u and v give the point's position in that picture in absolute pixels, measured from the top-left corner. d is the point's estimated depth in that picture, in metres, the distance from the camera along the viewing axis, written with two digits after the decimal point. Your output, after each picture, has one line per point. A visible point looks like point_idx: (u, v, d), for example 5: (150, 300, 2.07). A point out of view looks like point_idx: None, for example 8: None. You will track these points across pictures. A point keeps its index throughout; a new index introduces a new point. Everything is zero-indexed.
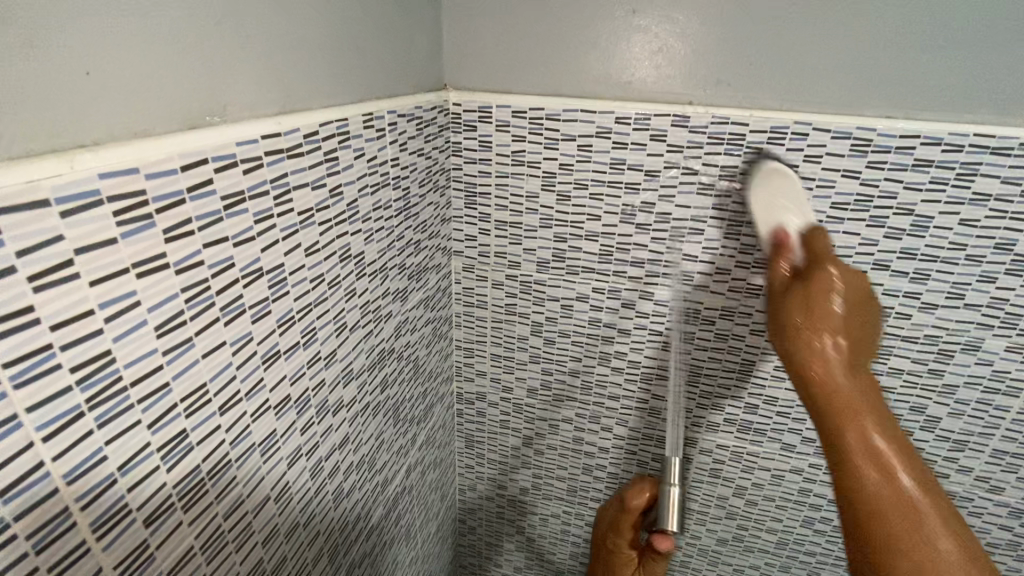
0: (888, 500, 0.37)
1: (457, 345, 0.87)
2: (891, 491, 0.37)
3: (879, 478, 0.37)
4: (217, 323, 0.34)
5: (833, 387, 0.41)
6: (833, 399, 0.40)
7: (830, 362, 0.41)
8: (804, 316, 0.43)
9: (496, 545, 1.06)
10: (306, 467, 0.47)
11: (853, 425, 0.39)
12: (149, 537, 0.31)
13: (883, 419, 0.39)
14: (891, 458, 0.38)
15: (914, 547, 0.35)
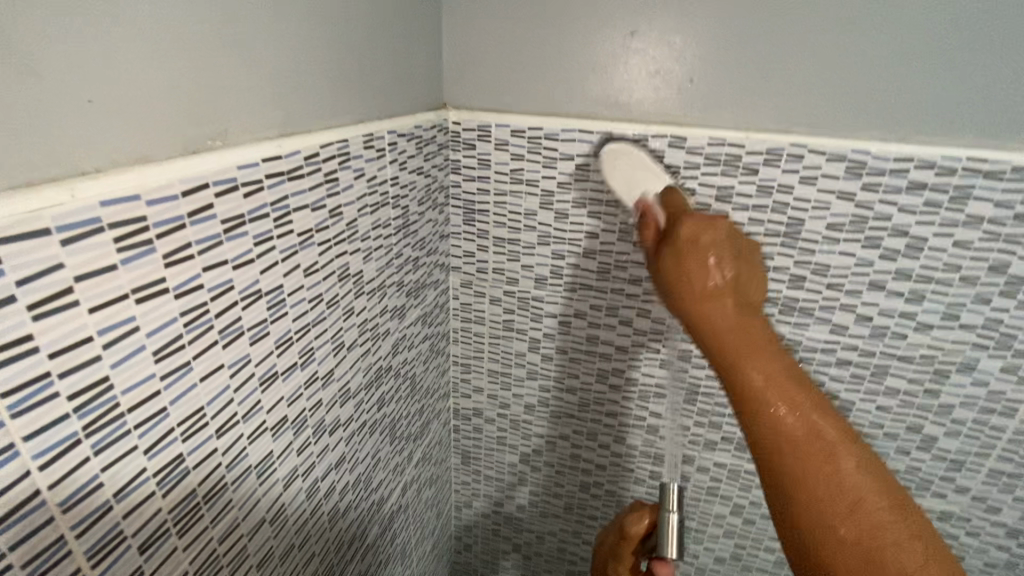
0: (793, 437, 0.36)
1: (455, 361, 0.87)
2: (798, 427, 0.36)
3: (785, 414, 0.36)
4: (215, 346, 0.34)
5: (723, 331, 0.40)
6: (729, 343, 0.40)
7: (721, 307, 0.41)
8: (694, 269, 0.43)
9: (493, 563, 1.05)
10: (302, 489, 0.46)
11: (752, 363, 0.38)
12: (143, 564, 0.31)
13: (775, 353, 0.39)
14: (788, 392, 0.37)
15: (823, 482, 0.35)
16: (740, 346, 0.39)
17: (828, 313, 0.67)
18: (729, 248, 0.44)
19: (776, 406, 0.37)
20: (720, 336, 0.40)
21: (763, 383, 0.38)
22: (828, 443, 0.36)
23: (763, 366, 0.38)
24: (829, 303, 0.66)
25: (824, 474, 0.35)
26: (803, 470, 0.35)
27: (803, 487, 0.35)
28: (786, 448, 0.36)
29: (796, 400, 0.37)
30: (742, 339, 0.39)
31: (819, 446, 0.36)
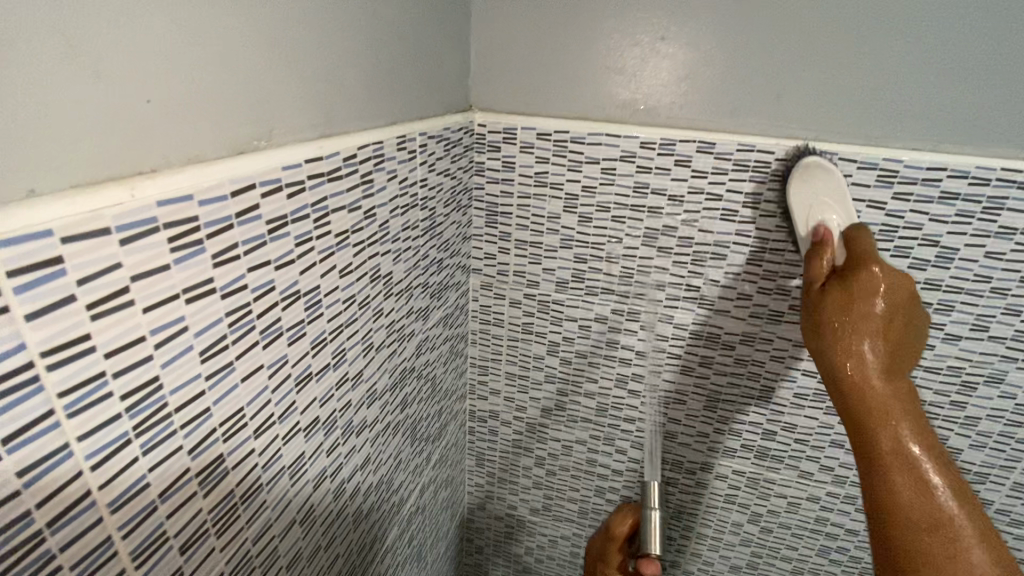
0: (920, 512, 0.39)
1: (472, 363, 0.87)
2: (920, 503, 0.39)
3: (915, 489, 0.39)
4: (256, 347, 0.34)
5: (870, 392, 0.43)
6: (876, 410, 0.42)
7: (878, 374, 0.43)
8: (848, 324, 0.45)
9: (504, 565, 1.05)
10: (329, 489, 0.46)
11: (887, 427, 0.41)
12: (183, 564, 0.31)
13: (921, 431, 0.41)
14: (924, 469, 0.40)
15: (943, 558, 0.37)
16: (883, 418, 0.42)
17: None
18: (902, 305, 0.45)
19: (907, 479, 0.40)
20: (864, 400, 0.43)
21: (895, 451, 0.41)
22: (952, 528, 0.38)
23: (896, 433, 0.41)
24: None
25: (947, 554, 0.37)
26: (926, 541, 0.38)
27: (919, 554, 0.38)
28: (911, 518, 0.39)
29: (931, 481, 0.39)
30: (894, 412, 0.42)
31: (945, 527, 0.38)
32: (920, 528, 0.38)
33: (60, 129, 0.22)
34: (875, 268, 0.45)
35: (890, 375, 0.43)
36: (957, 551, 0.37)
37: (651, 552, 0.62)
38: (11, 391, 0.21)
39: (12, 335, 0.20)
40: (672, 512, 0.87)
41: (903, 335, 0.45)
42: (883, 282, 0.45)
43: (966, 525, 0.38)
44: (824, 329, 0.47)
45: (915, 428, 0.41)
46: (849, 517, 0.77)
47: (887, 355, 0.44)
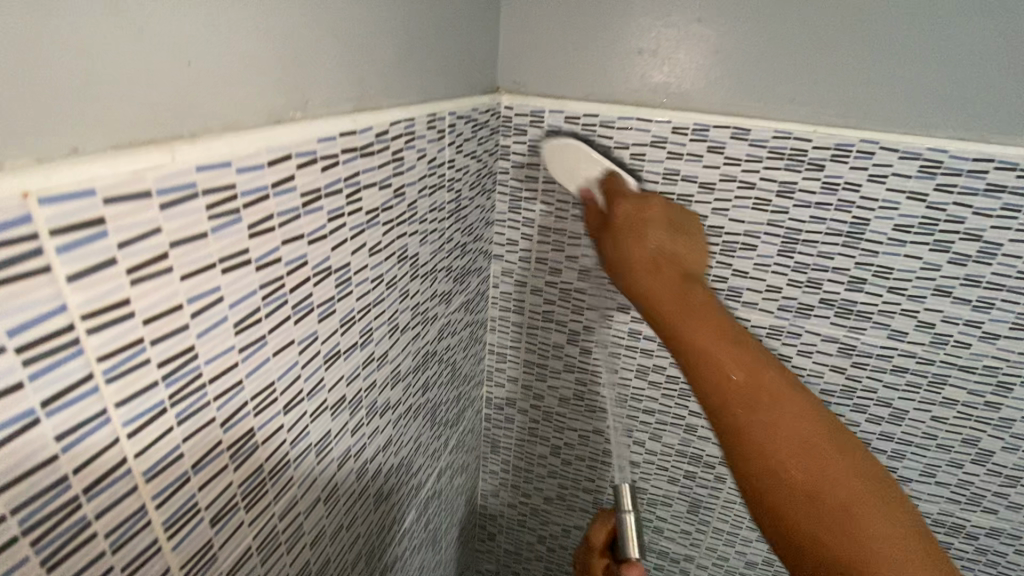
0: (746, 401, 0.36)
1: (490, 351, 0.86)
2: (736, 375, 0.37)
3: (739, 378, 0.37)
4: (288, 321, 0.33)
5: (657, 289, 0.44)
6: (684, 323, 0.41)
7: (678, 293, 0.43)
8: (636, 247, 0.47)
9: (516, 553, 1.05)
10: (353, 469, 0.46)
11: (681, 313, 0.41)
12: (213, 537, 0.30)
13: (725, 326, 0.40)
14: (721, 339, 0.39)
15: (768, 421, 0.35)
16: (692, 323, 0.41)
17: (886, 318, 0.64)
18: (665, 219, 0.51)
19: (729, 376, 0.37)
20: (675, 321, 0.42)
21: (695, 331, 0.40)
22: (784, 399, 0.35)
23: (689, 318, 0.41)
24: (888, 308, 0.63)
25: (792, 437, 0.34)
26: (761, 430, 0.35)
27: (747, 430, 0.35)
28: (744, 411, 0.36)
29: (750, 365, 0.37)
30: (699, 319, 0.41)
31: (776, 404, 0.35)
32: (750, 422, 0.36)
33: (103, 86, 0.22)
34: (621, 202, 0.52)
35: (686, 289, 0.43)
36: (773, 407, 0.35)
37: (630, 555, 0.57)
38: (54, 353, 0.20)
39: (55, 296, 0.20)
40: (689, 505, 0.86)
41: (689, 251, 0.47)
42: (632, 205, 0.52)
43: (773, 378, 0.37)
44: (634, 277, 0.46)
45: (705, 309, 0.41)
46: None
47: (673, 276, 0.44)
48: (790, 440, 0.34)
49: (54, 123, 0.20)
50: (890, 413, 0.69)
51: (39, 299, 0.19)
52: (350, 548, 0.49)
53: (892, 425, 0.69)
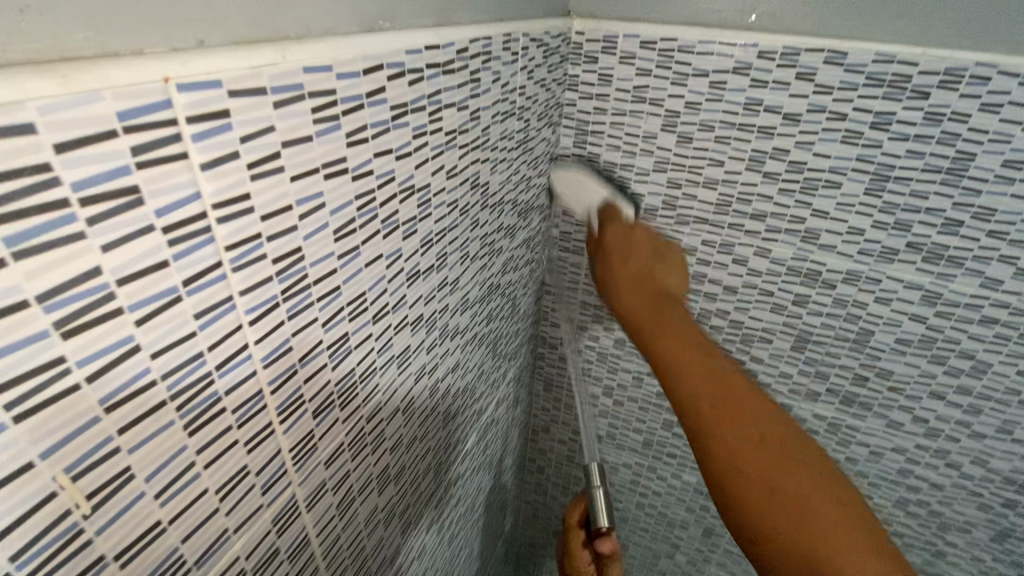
0: (745, 445, 0.35)
1: (547, 291, 0.86)
2: (717, 387, 0.37)
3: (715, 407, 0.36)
4: (378, 235, 0.34)
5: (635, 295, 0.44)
6: (676, 357, 0.39)
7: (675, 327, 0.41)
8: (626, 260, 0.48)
9: (563, 486, 1.09)
10: (426, 386, 0.49)
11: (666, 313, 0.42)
12: (315, 429, 0.33)
13: (720, 362, 0.39)
14: (705, 350, 0.39)
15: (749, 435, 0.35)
16: (678, 362, 0.38)
17: (980, 265, 0.59)
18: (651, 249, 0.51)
19: (733, 423, 0.36)
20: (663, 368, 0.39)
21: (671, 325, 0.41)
22: (763, 417, 0.36)
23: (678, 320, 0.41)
24: (984, 253, 0.59)
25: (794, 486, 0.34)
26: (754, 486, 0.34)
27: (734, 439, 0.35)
28: (720, 425, 0.36)
29: (724, 410, 0.36)
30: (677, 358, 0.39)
31: (764, 443, 0.35)
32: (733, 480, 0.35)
33: None
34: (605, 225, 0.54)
35: (676, 333, 0.40)
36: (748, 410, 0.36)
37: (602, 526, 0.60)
38: (192, 237, 0.22)
39: (191, 183, 0.21)
40: None
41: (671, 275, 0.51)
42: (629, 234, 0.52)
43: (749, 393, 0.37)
44: (631, 320, 0.43)
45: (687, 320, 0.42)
46: (936, 471, 0.74)
47: (661, 316, 0.41)
48: (778, 474, 0.34)
49: (182, 13, 0.21)
50: (972, 366, 0.65)
51: (177, 183, 0.21)
52: (422, 459, 0.53)
53: (972, 378, 0.65)
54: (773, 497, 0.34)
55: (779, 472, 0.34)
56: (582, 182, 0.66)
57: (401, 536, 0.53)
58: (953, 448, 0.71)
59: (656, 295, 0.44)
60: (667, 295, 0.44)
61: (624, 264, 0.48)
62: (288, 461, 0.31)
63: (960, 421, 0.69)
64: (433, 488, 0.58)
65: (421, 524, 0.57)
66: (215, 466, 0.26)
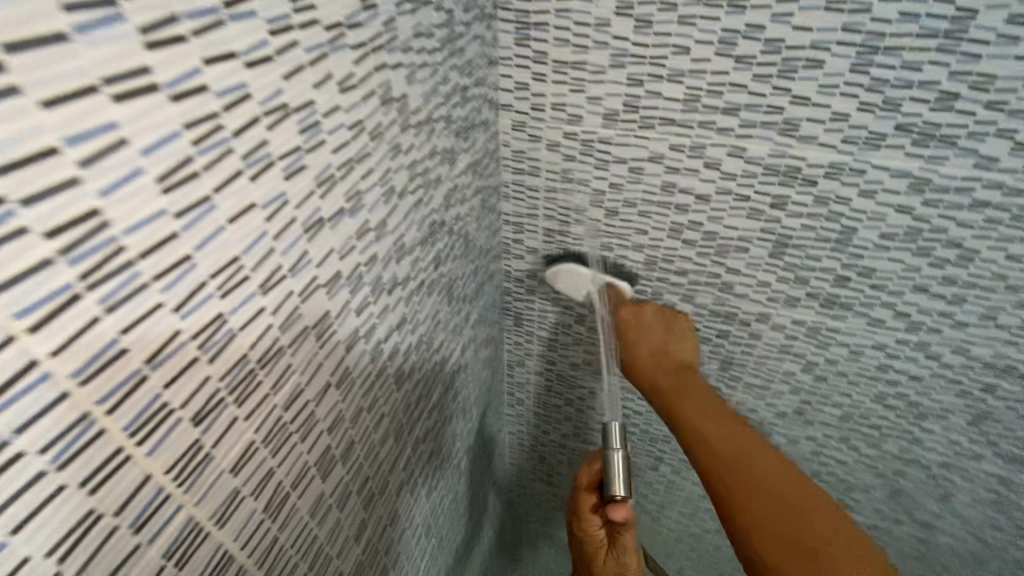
0: (740, 474, 0.56)
1: (505, 221, 0.78)
2: (722, 445, 0.60)
3: (736, 487, 0.56)
4: (240, 178, 0.25)
5: (661, 384, 0.70)
6: (695, 419, 0.64)
7: (697, 404, 0.65)
8: (644, 352, 0.73)
9: (546, 415, 1.07)
10: (364, 350, 0.41)
11: (680, 399, 0.67)
12: (202, 438, 0.26)
13: (728, 423, 0.63)
14: (716, 415, 0.64)
15: (751, 476, 0.56)
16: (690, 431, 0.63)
17: (975, 143, 0.53)
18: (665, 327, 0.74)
19: (744, 483, 0.56)
20: (685, 421, 0.64)
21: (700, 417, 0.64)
22: (749, 447, 0.59)
23: (690, 404, 0.66)
24: (979, 130, 0.52)
25: (770, 486, 0.55)
26: (732, 479, 0.56)
27: (740, 481, 0.56)
28: (727, 477, 0.57)
29: (733, 441, 0.60)
30: (697, 417, 0.64)
31: (748, 466, 0.57)
32: (741, 491, 0.55)
33: None
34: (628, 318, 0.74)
35: (692, 394, 0.67)
36: (745, 448, 0.59)
37: (618, 495, 0.59)
38: None
39: None
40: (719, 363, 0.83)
41: (687, 350, 0.75)
42: (655, 334, 0.73)
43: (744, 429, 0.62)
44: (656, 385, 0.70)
45: (701, 401, 0.66)
46: (914, 364, 0.72)
47: (688, 395, 0.66)
48: (766, 483, 0.55)
49: None
50: (958, 255, 0.61)
51: None
52: (376, 427, 0.46)
53: (958, 267, 0.62)
54: (773, 501, 0.54)
55: (770, 486, 0.55)
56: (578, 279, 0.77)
57: (365, 510, 0.47)
58: (934, 340, 0.69)
59: (673, 371, 0.71)
60: (683, 369, 0.72)
61: (650, 347, 0.73)
62: (167, 485, 0.25)
63: (942, 312, 0.66)
64: (399, 450, 0.53)
65: (389, 489, 0.52)
66: (32, 526, 0.19)
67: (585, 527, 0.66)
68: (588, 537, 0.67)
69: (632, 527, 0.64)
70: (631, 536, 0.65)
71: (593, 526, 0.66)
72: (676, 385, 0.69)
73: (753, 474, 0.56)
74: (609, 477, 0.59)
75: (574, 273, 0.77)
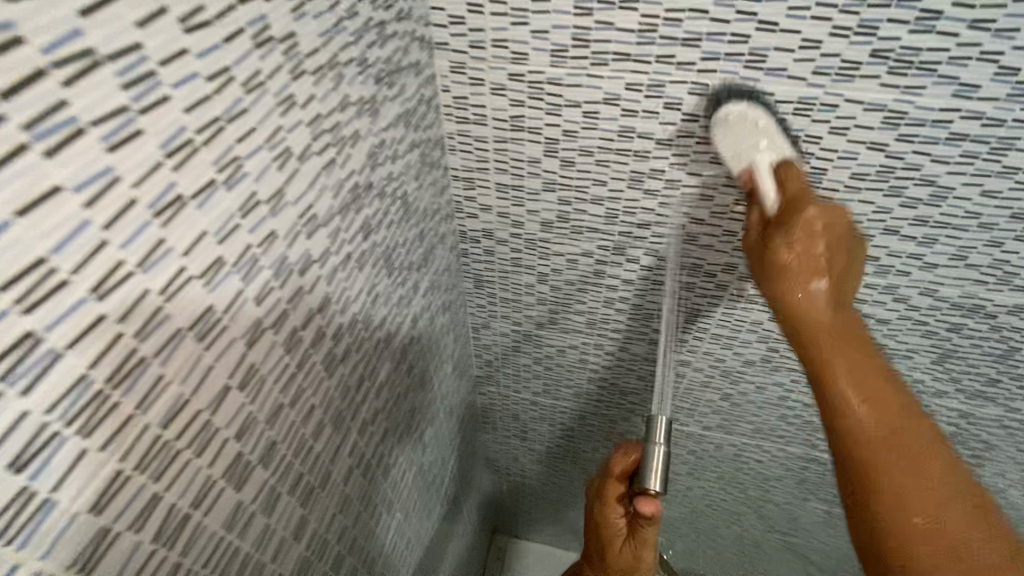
0: (878, 451, 0.39)
1: (454, 177, 0.70)
2: (877, 425, 0.40)
3: (865, 447, 0.40)
4: (26, 157, 0.19)
5: (805, 308, 0.46)
6: (821, 350, 0.45)
7: (848, 357, 0.43)
8: (796, 283, 0.47)
9: (516, 375, 1.04)
10: (275, 342, 0.36)
11: (823, 337, 0.45)
12: (32, 481, 0.21)
13: (895, 392, 0.42)
14: (883, 388, 0.41)
15: (890, 454, 0.39)
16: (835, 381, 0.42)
17: (956, 70, 0.48)
18: (840, 235, 0.47)
19: (886, 454, 0.39)
20: (833, 377, 0.43)
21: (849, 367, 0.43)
22: (909, 433, 0.40)
23: (840, 351, 0.44)
24: (963, 55, 0.47)
25: (919, 475, 0.38)
26: (891, 473, 0.38)
27: (859, 435, 0.40)
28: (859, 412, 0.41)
29: (893, 425, 0.40)
30: (856, 379, 0.42)
31: (902, 458, 0.39)
32: (897, 486, 0.38)
33: None
34: (801, 214, 0.46)
35: (850, 345, 0.44)
36: (904, 439, 0.39)
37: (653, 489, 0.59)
38: None
39: None
40: (687, 316, 0.79)
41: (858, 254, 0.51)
42: (813, 244, 0.46)
43: (912, 416, 0.40)
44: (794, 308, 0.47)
45: (863, 360, 0.43)
46: (882, 307, 0.70)
47: (851, 353, 0.44)
48: (919, 475, 0.38)
49: None
50: (931, 193, 0.57)
51: None
52: (305, 423, 0.42)
53: (931, 207, 0.58)
54: (912, 480, 0.38)
55: (906, 470, 0.38)
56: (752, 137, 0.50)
57: (303, 506, 0.44)
58: (902, 282, 0.66)
59: (836, 321, 0.46)
60: (841, 301, 0.47)
61: (791, 270, 0.47)
62: None
63: (912, 254, 0.63)
64: (340, 439, 0.49)
65: (333, 478, 0.49)
66: None
67: (606, 518, 0.67)
68: (605, 522, 0.67)
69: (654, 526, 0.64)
70: (653, 536, 0.65)
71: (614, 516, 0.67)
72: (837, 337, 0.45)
73: (903, 447, 0.39)
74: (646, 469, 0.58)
75: (749, 117, 0.48)
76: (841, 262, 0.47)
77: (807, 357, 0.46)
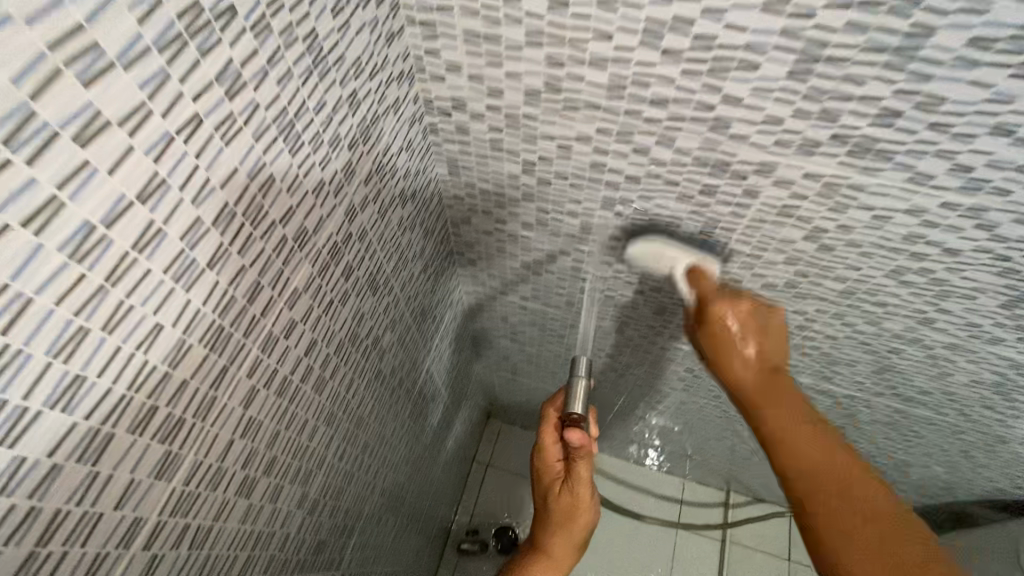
0: (837, 502, 0.57)
1: (409, 19, 0.50)
2: (842, 476, 0.59)
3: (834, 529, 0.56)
4: None
5: (733, 375, 0.67)
6: (766, 410, 0.64)
7: (784, 416, 0.63)
8: (737, 357, 0.67)
9: (502, 279, 0.90)
10: (39, 246, 0.24)
11: (765, 399, 0.65)
12: None
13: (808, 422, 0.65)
14: (806, 423, 0.64)
15: (860, 528, 0.55)
16: (780, 456, 0.61)
17: None
18: (748, 320, 0.69)
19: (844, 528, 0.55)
20: (785, 465, 0.61)
21: (779, 434, 0.62)
22: (854, 487, 0.58)
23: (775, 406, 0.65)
24: None
25: (878, 534, 0.54)
26: (853, 552, 0.53)
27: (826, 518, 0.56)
28: (823, 506, 0.57)
29: (838, 478, 0.59)
30: (794, 439, 0.61)
31: (844, 499, 0.57)
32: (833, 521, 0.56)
33: None
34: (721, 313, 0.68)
35: (769, 385, 0.66)
36: (845, 488, 0.58)
37: (576, 413, 0.65)
38: None
39: None
40: (701, 227, 0.64)
41: (772, 346, 0.71)
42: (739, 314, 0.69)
43: (842, 472, 0.60)
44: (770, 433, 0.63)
45: (798, 429, 0.63)
46: (955, 236, 0.54)
47: (779, 403, 0.65)
48: (872, 526, 0.55)
49: None
50: None
51: None
52: (142, 350, 0.31)
53: None
54: (886, 530, 0.54)
55: (867, 522, 0.55)
56: (666, 252, 0.68)
57: (169, 444, 0.35)
58: (994, 207, 0.49)
59: (766, 370, 0.68)
60: (766, 368, 0.68)
61: (732, 355, 0.67)
62: None
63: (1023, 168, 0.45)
64: (225, 363, 0.39)
65: (222, 406, 0.40)
66: None
67: (543, 458, 0.71)
68: (544, 467, 0.72)
69: (585, 459, 0.68)
70: (585, 468, 0.69)
71: (552, 457, 0.71)
72: (764, 399, 0.65)
73: (855, 518, 0.56)
74: (570, 397, 0.66)
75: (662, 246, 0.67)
76: (755, 344, 0.68)
77: (745, 399, 0.66)
